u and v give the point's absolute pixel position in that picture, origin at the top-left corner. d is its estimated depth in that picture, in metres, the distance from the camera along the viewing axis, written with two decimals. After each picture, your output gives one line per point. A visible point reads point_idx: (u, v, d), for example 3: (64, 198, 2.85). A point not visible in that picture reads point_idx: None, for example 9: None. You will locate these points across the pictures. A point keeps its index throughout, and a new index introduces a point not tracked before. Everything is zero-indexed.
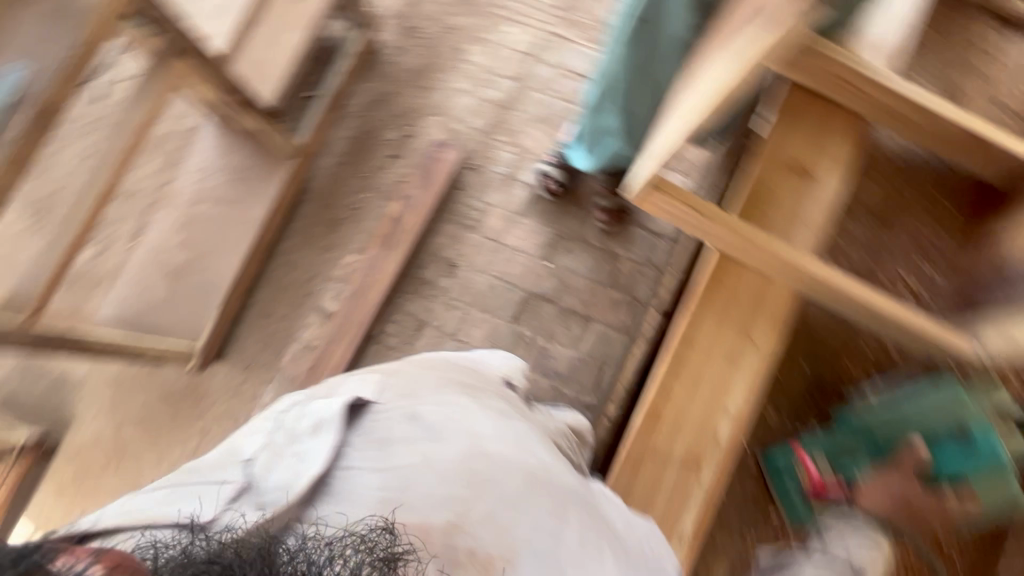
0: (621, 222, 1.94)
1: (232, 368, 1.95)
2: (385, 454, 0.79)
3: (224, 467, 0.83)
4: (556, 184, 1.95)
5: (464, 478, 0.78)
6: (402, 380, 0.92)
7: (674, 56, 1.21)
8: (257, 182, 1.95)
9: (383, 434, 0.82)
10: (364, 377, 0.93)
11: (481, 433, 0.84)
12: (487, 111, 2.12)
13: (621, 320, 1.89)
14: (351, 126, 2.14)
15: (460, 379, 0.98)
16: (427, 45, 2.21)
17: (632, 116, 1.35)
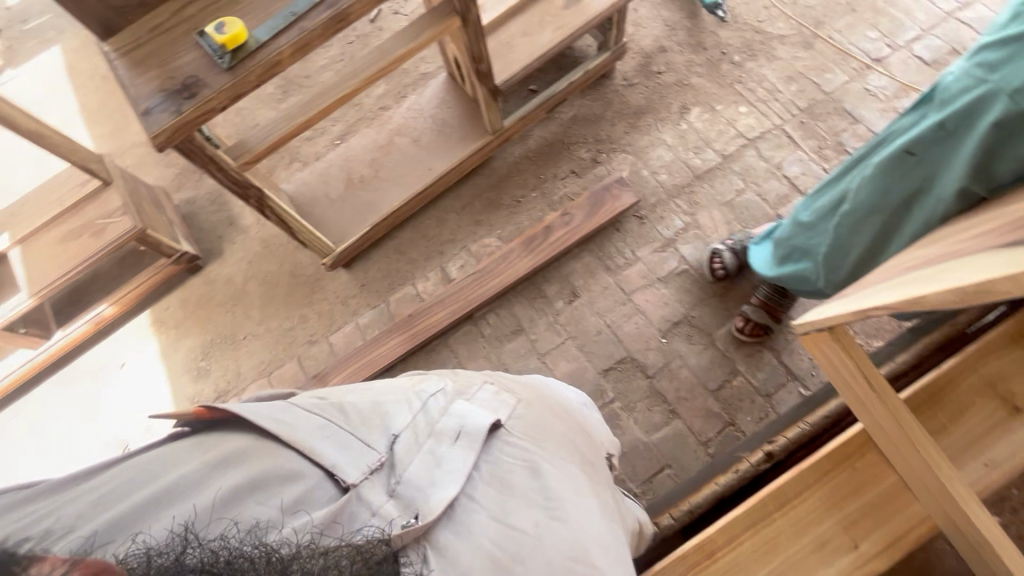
0: (757, 339, 1.81)
1: (351, 281, 2.14)
2: (504, 502, 0.79)
3: (370, 427, 0.87)
4: (723, 269, 1.85)
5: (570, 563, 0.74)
6: (531, 417, 0.91)
7: (922, 213, 1.04)
8: (453, 140, 2.11)
9: (506, 475, 0.82)
10: (505, 402, 0.92)
11: (596, 532, 0.79)
12: (680, 174, 2.10)
13: (706, 432, 1.76)
14: (552, 131, 2.24)
15: (585, 452, 0.95)
16: (656, 91, 2.24)
17: (839, 248, 1.22)
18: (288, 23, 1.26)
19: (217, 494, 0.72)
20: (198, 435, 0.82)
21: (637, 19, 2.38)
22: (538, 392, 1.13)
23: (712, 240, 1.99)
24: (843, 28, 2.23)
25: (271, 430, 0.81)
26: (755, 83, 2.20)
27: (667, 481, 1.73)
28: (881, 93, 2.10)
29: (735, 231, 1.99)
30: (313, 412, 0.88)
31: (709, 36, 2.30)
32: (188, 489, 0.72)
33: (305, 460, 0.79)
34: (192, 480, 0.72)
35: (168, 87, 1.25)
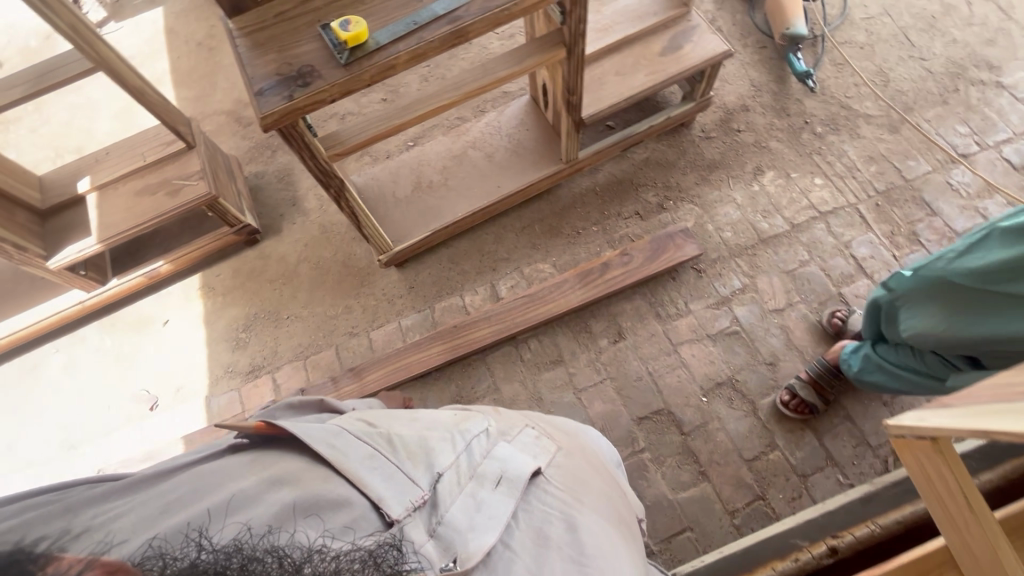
0: (801, 416, 1.76)
1: (401, 281, 2.16)
2: (541, 554, 0.76)
3: (415, 461, 0.83)
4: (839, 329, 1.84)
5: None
6: (566, 471, 0.93)
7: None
8: (527, 162, 2.13)
9: (542, 526, 0.80)
10: (543, 451, 0.94)
11: None
12: (745, 234, 2.08)
13: (734, 502, 1.71)
14: (623, 170, 2.25)
15: (616, 517, 0.94)
16: (733, 148, 2.24)
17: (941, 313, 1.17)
18: (409, 31, 1.30)
19: (260, 509, 0.67)
20: (252, 452, 0.80)
21: (724, 75, 2.39)
22: (579, 440, 1.13)
23: (769, 307, 1.96)
24: (932, 118, 2.21)
25: (322, 454, 0.78)
26: (834, 158, 2.18)
27: (687, 544, 1.68)
28: (963, 189, 2.07)
29: (794, 302, 1.96)
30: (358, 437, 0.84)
31: (794, 103, 2.30)
32: (240, 499, 0.67)
33: (352, 488, 0.74)
34: (234, 493, 0.68)
35: (285, 72, 1.29)
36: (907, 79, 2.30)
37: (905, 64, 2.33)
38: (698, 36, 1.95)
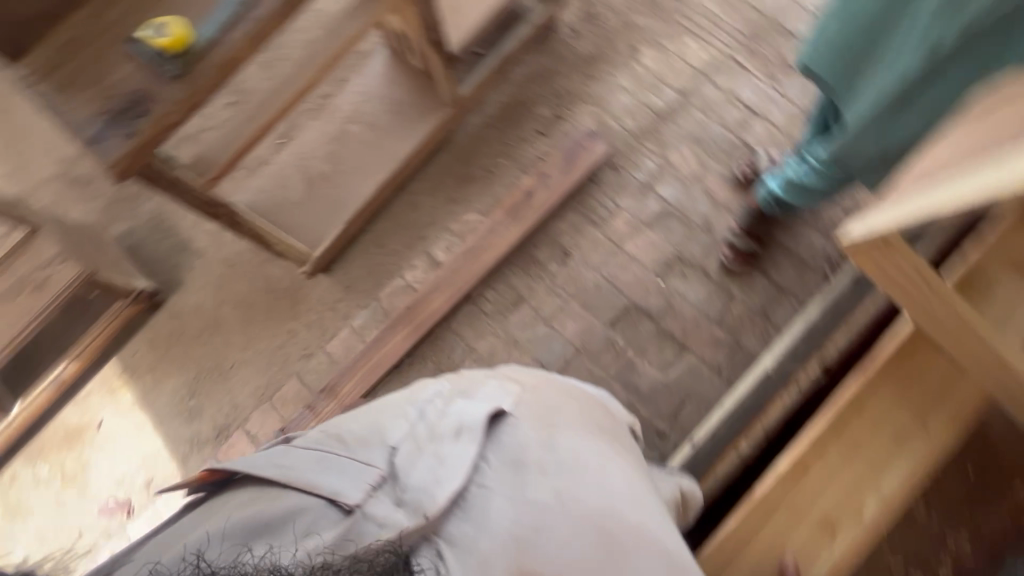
0: (746, 265, 1.90)
1: (334, 285, 2.04)
2: (521, 483, 0.77)
3: (369, 446, 0.83)
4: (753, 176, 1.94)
5: (597, 531, 0.75)
6: (539, 401, 0.88)
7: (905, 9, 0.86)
8: (412, 118, 2.01)
9: (519, 457, 0.79)
10: (506, 383, 0.90)
11: (615, 492, 0.80)
12: (644, 117, 2.11)
13: (717, 360, 1.85)
14: (509, 93, 2.18)
15: (597, 414, 0.95)
16: (604, 35, 2.21)
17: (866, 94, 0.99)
18: (234, 15, 1.13)
19: (219, 537, 0.75)
20: (213, 499, 0.85)
21: None
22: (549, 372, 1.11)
23: (688, 177, 2.03)
24: None
25: (272, 477, 0.80)
26: (697, 14, 2.20)
27: (690, 412, 1.82)
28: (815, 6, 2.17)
29: (707, 164, 2.04)
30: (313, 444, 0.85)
31: None
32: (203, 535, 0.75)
33: (305, 495, 0.78)
34: (195, 535, 0.76)
35: (112, 107, 1.10)
36: None
37: None
38: None
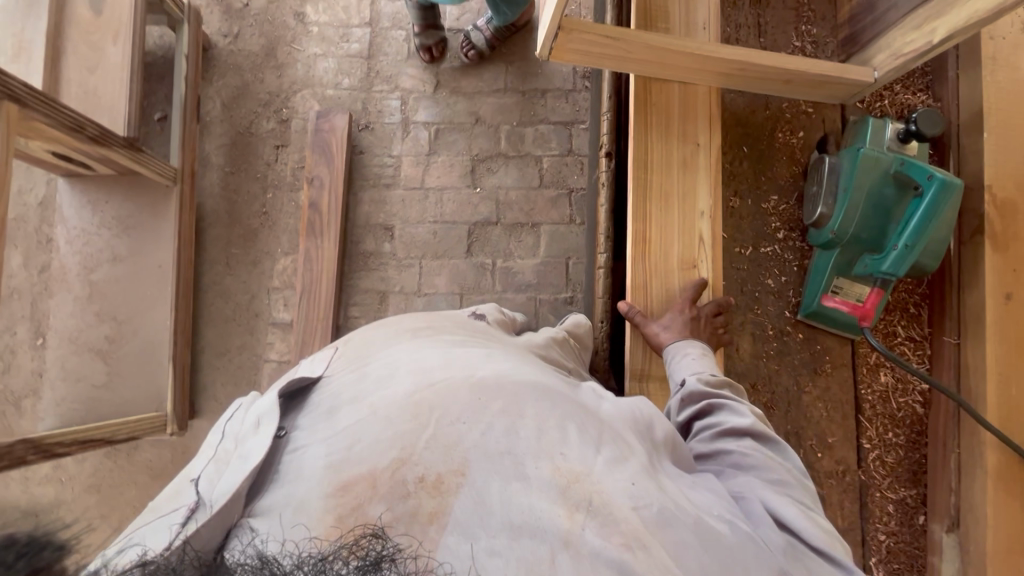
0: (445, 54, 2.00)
1: (214, 418, 1.85)
2: (330, 421, 0.67)
3: (174, 490, 0.68)
4: (473, 48, 1.97)
5: (406, 409, 0.65)
6: (354, 348, 0.82)
7: None
8: (148, 223, 1.78)
9: (330, 403, 0.70)
10: (317, 358, 0.83)
11: (430, 367, 0.71)
12: (355, 67, 2.03)
13: (565, 214, 1.96)
14: (222, 133, 1.98)
15: (422, 322, 0.87)
16: (262, 21, 2.05)
17: None
18: None
19: None
20: None
21: None
22: None
23: (431, 90, 2.02)
24: None
25: None
26: None
27: (578, 267, 1.94)
28: None
29: (437, 68, 2.03)
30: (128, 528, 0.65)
31: None
32: None
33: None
34: None
35: None
36: None
37: None
38: None
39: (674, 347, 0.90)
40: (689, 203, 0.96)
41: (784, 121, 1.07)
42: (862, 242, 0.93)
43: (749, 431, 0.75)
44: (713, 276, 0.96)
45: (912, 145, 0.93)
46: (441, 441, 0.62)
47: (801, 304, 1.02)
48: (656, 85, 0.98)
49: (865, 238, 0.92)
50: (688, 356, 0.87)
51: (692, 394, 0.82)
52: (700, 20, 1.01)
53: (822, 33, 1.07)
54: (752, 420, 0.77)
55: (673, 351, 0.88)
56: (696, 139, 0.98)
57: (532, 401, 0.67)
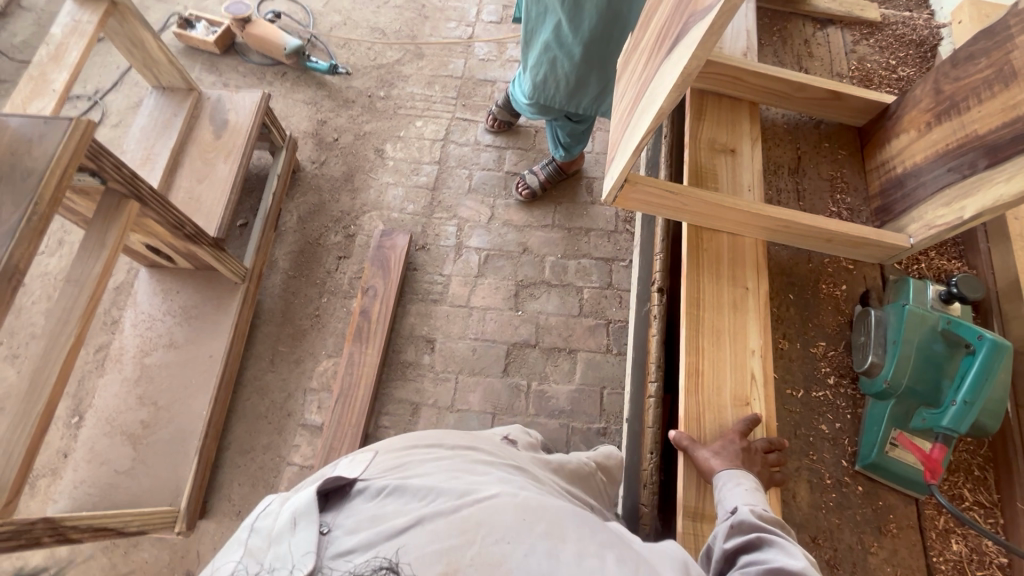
0: (505, 130, 2.40)
1: (223, 521, 1.76)
2: (374, 530, 0.67)
3: None
4: (528, 189, 2.21)
5: (454, 526, 0.66)
6: (393, 455, 0.82)
7: None
8: (210, 315, 1.90)
9: (373, 510, 0.70)
10: (353, 459, 0.84)
11: (471, 485, 0.73)
12: (420, 196, 2.28)
13: (602, 342, 2.01)
14: (292, 241, 2.18)
15: (460, 436, 0.89)
16: (346, 154, 2.37)
17: (574, 18, 1.34)
18: None
19: None
20: None
21: (281, 114, 2.46)
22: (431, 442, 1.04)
23: (485, 220, 2.23)
24: (431, 28, 2.68)
25: None
26: (410, 101, 2.49)
27: (612, 398, 1.93)
28: (492, 54, 2.61)
29: (493, 203, 2.26)
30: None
31: (348, 90, 2.51)
32: None
33: None
34: None
35: None
36: (392, 17, 2.71)
37: (380, 10, 2.74)
38: (228, 103, 1.95)
39: (725, 474, 0.86)
40: (741, 342, 1.00)
41: (828, 273, 1.10)
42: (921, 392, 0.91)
43: (799, 568, 0.65)
44: (765, 413, 0.95)
45: (954, 306, 0.98)
46: (487, 560, 0.62)
47: (858, 455, 0.95)
48: (707, 234, 1.09)
49: (922, 390, 0.90)
50: (742, 486, 0.83)
51: (742, 522, 0.76)
52: (745, 182, 1.15)
53: (855, 201, 1.19)
54: (807, 561, 0.68)
55: (725, 477, 0.85)
56: (745, 283, 1.05)
57: (572, 528, 0.69)
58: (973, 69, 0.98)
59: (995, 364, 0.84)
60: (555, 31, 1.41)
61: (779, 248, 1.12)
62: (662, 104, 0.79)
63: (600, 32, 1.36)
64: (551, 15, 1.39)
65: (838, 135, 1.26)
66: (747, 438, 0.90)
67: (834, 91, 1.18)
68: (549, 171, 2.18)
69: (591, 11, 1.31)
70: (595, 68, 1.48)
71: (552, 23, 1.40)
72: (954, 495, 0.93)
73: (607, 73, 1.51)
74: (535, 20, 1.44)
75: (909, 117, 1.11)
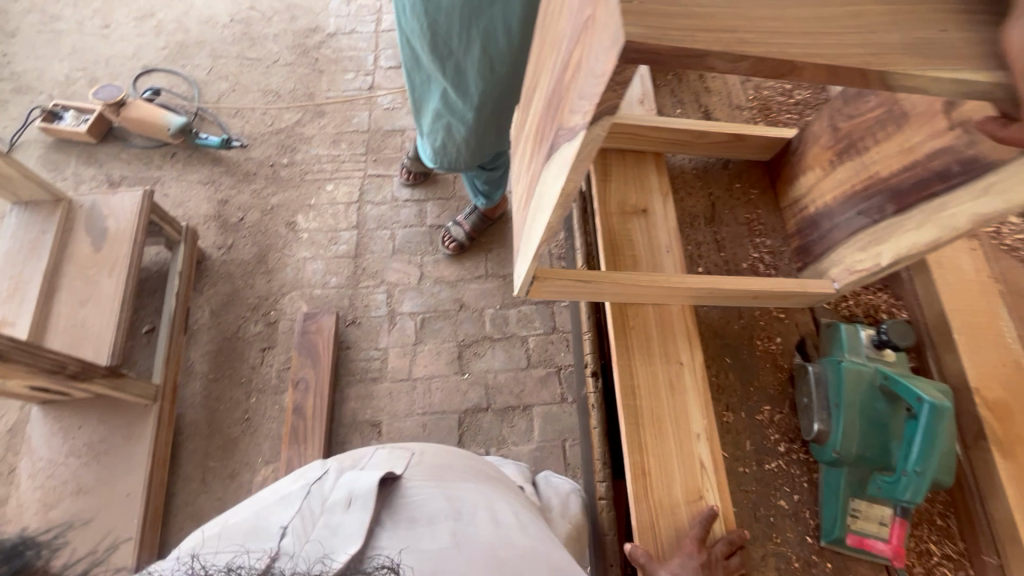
0: (421, 180, 2.29)
1: None
2: (414, 537, 0.82)
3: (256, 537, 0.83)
4: (454, 241, 2.11)
5: (488, 559, 0.80)
6: (429, 465, 0.99)
7: (421, 44, 1.19)
8: (121, 447, 1.70)
9: (416, 515, 0.86)
10: (397, 456, 1.02)
11: (502, 519, 0.90)
12: (342, 266, 2.14)
13: (556, 393, 1.94)
14: (208, 340, 1.99)
15: (489, 471, 1.08)
16: (255, 233, 2.20)
17: (457, 83, 1.24)
18: None
19: None
20: None
21: (176, 200, 2.26)
22: None
23: (416, 281, 2.11)
24: (328, 82, 2.54)
25: (203, 539, 0.87)
26: (317, 164, 2.35)
27: (575, 450, 1.86)
28: (397, 102, 2.50)
29: (420, 260, 2.15)
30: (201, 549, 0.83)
31: (247, 162, 2.34)
32: None
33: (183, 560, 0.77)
34: None
35: None
36: (284, 76, 2.55)
37: (271, 70, 2.57)
38: (105, 208, 1.75)
39: None
40: (684, 427, 0.93)
41: (760, 328, 1.05)
42: (872, 457, 0.86)
43: None
44: (720, 504, 0.89)
45: (888, 351, 0.95)
46: None
47: (822, 529, 0.90)
48: (632, 310, 1.02)
49: (872, 455, 0.85)
50: None
51: None
52: (662, 244, 1.09)
53: (775, 242, 1.15)
54: None
55: None
56: (678, 358, 0.99)
57: None
58: (864, 107, 0.95)
59: (941, 430, 0.78)
60: (442, 96, 1.31)
61: (708, 308, 1.06)
62: (551, 218, 0.70)
63: (488, 97, 1.26)
64: (433, 80, 1.29)
65: (747, 173, 1.22)
66: (704, 541, 0.83)
67: (735, 134, 1.13)
68: (472, 220, 2.08)
69: (473, 77, 1.21)
70: (495, 127, 1.39)
71: (437, 88, 1.30)
72: (921, 553, 0.89)
73: (505, 130, 1.43)
74: (421, 87, 1.34)
75: (812, 154, 1.08)
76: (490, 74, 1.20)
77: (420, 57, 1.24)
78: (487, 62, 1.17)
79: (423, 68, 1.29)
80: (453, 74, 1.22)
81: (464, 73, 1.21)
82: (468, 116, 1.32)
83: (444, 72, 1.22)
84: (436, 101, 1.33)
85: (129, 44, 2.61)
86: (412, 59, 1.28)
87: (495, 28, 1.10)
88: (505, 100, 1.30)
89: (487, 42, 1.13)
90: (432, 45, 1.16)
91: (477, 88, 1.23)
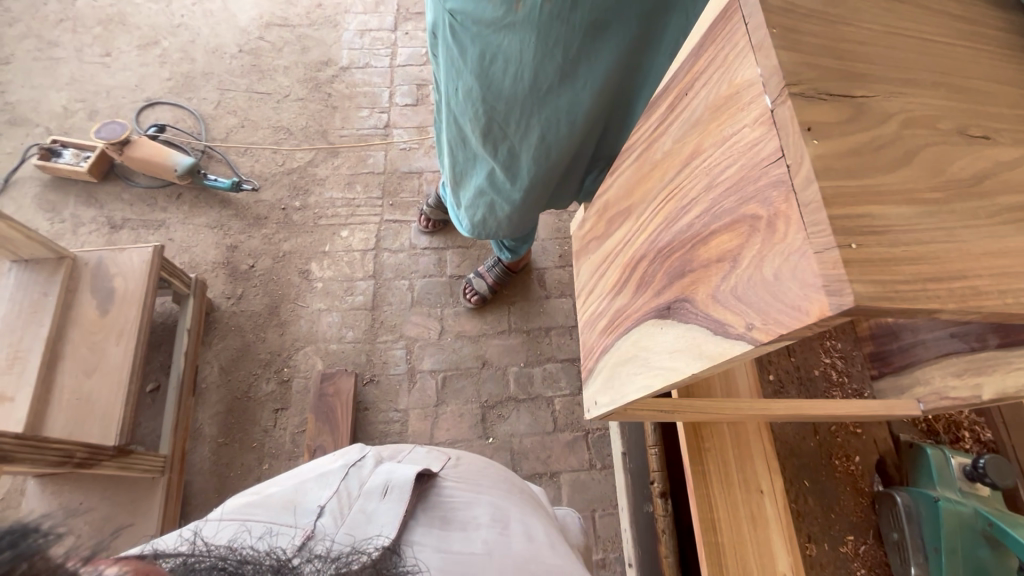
0: (440, 227, 2.20)
1: None
2: (444, 537, 0.79)
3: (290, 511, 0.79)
4: (476, 294, 2.03)
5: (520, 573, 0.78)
6: (466, 470, 0.96)
7: (473, 127, 1.11)
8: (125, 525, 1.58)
9: (449, 514, 0.83)
10: (436, 455, 0.98)
11: (541, 539, 0.87)
12: (359, 319, 2.05)
13: (584, 458, 1.87)
14: (217, 400, 1.89)
15: (520, 486, 1.05)
16: (266, 282, 2.10)
17: (508, 164, 1.16)
18: None
19: None
20: None
21: (182, 244, 2.15)
22: None
23: (436, 336, 2.03)
24: (341, 119, 2.45)
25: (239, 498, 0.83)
26: (331, 208, 2.25)
27: (605, 521, 1.79)
28: (413, 141, 2.42)
29: (440, 313, 2.07)
30: (234, 515, 0.78)
31: (257, 205, 2.24)
32: None
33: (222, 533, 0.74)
34: None
35: None
36: (296, 112, 2.46)
37: (281, 105, 2.47)
38: (112, 266, 1.65)
39: None
40: (769, 568, 0.87)
41: (837, 446, 1.00)
42: None
43: None
44: None
45: (982, 486, 0.88)
46: None
47: None
48: (705, 428, 0.96)
49: None
50: None
51: None
52: None
53: (846, 346, 1.11)
54: None
55: None
56: (759, 486, 0.92)
57: None
58: None
59: None
60: (489, 174, 1.23)
61: (782, 423, 1.01)
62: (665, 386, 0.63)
63: (539, 178, 1.19)
64: (480, 157, 1.21)
65: None
66: None
67: None
68: (495, 275, 2.01)
69: (527, 160, 1.14)
70: (540, 203, 1.32)
71: (484, 165, 1.23)
72: None
73: (548, 204, 1.37)
74: (464, 164, 1.27)
75: None
76: (546, 157, 1.13)
77: (468, 137, 1.17)
78: (543, 148, 1.10)
79: (469, 146, 1.21)
80: (504, 156, 1.14)
81: (518, 155, 1.14)
82: (515, 196, 1.25)
83: (496, 154, 1.15)
84: (481, 178, 1.26)
85: (132, 74, 2.49)
86: (458, 137, 1.20)
87: (558, 117, 1.03)
88: (556, 180, 1.23)
89: (548, 127, 1.06)
90: (486, 129, 1.09)
91: (530, 171, 1.16)
